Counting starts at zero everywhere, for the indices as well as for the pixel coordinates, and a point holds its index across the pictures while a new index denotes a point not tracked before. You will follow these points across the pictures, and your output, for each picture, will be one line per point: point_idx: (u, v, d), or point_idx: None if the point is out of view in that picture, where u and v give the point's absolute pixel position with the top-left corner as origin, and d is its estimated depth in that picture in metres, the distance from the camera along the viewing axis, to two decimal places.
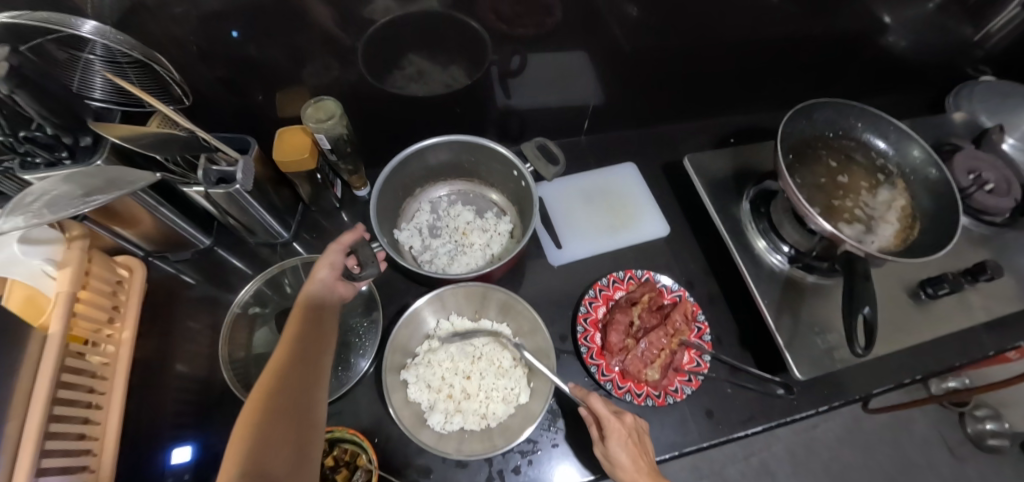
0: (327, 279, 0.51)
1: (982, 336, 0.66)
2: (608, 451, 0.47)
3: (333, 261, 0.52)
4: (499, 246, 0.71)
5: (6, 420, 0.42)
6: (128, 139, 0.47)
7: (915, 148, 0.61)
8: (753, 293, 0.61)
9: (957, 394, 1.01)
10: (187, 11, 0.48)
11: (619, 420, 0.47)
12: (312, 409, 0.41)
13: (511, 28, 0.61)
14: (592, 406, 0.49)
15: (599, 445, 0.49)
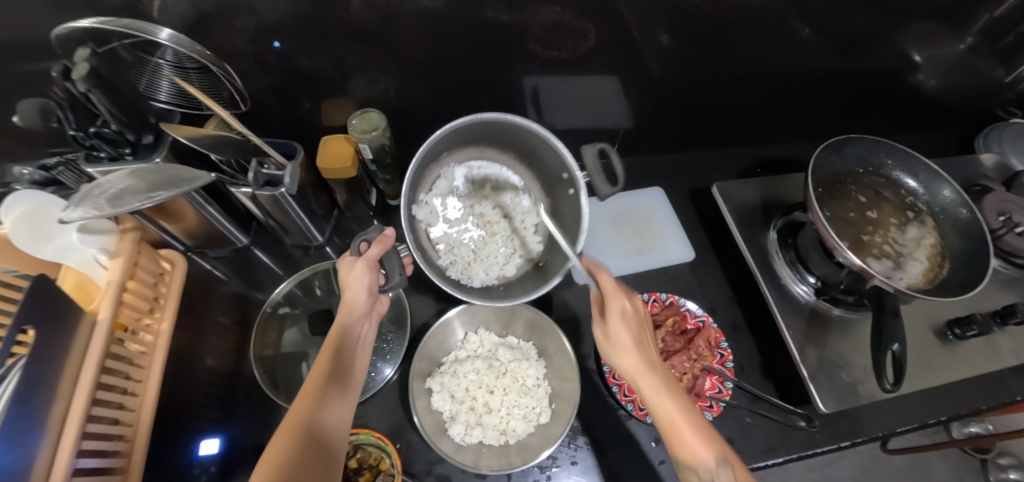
0: (357, 303, 0.52)
1: (1011, 381, 0.65)
2: (611, 329, 0.47)
3: (364, 282, 0.52)
4: (523, 243, 0.66)
5: (54, 402, 0.43)
6: (190, 140, 0.50)
7: (946, 188, 0.61)
8: (778, 323, 0.61)
9: (981, 440, 0.99)
10: (250, 22, 0.51)
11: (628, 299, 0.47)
12: (336, 443, 0.45)
13: (548, 51, 0.64)
14: (601, 281, 0.49)
15: (598, 323, 0.49)
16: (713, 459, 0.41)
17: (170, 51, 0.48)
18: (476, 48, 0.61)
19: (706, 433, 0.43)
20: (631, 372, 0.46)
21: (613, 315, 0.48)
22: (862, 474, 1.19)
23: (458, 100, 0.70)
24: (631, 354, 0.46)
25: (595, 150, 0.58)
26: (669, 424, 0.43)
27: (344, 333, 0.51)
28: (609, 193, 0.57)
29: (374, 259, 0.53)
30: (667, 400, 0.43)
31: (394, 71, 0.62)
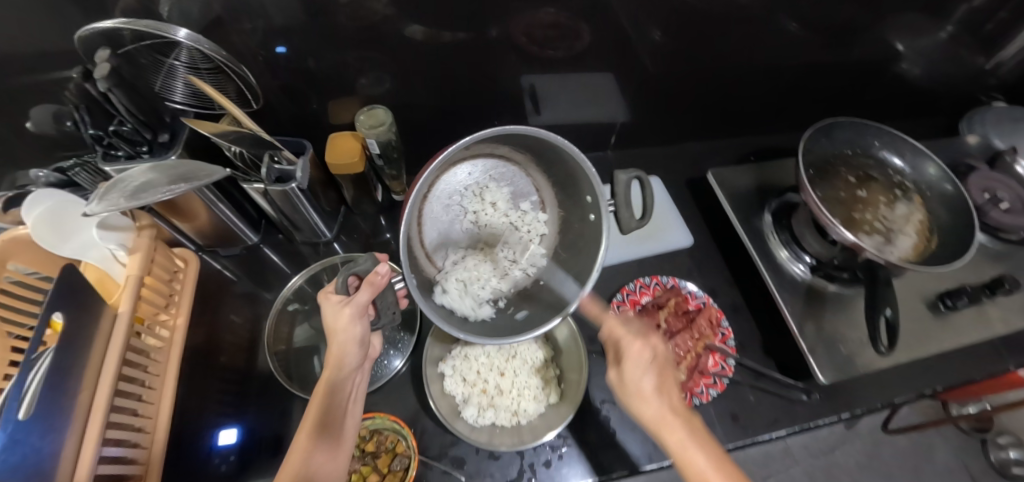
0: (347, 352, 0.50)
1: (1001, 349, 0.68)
2: (629, 378, 0.45)
3: (353, 333, 0.50)
4: (523, 257, 0.65)
5: (81, 390, 0.44)
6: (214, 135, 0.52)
7: (930, 165, 0.64)
8: (776, 300, 0.63)
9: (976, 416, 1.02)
10: (261, 25, 0.54)
11: (648, 343, 0.46)
12: None
13: (547, 50, 0.67)
14: (613, 330, 0.47)
15: (613, 369, 0.47)
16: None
17: (186, 52, 0.50)
18: (475, 48, 0.64)
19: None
20: (654, 423, 0.44)
21: (632, 361, 0.46)
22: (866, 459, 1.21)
23: (459, 98, 0.72)
24: (653, 404, 0.44)
25: (628, 179, 0.61)
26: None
27: (333, 378, 0.50)
28: (634, 226, 0.62)
29: (364, 303, 0.50)
30: (694, 452, 0.42)
31: (397, 70, 0.64)
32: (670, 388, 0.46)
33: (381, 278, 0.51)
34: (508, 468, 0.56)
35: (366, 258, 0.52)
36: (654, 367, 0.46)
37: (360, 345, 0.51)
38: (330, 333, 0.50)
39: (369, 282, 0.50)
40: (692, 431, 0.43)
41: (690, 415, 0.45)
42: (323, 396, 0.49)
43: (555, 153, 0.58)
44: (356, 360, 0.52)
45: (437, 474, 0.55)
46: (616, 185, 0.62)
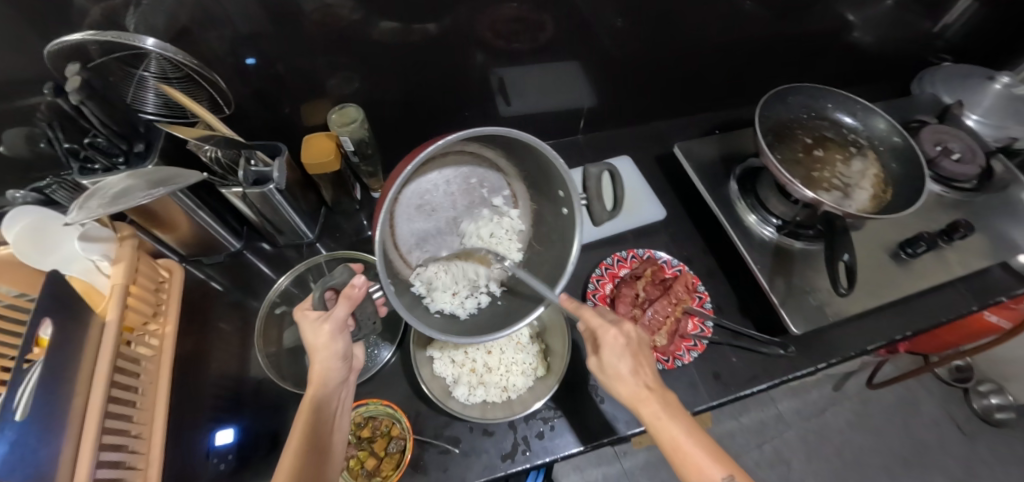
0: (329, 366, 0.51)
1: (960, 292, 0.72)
2: (607, 363, 0.50)
3: (333, 347, 0.51)
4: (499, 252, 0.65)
5: (74, 396, 0.45)
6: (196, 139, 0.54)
7: (880, 121, 0.68)
8: (747, 261, 0.66)
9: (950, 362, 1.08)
10: (228, 31, 0.55)
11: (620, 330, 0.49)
12: None
13: (511, 42, 0.69)
14: (585, 319, 0.51)
15: (593, 357, 0.51)
16: (721, 479, 0.45)
17: (155, 62, 0.50)
18: (441, 44, 0.66)
19: (713, 452, 0.46)
20: (632, 399, 0.49)
21: (607, 348, 0.50)
22: (855, 418, 1.26)
23: (430, 93, 0.74)
24: (630, 385, 0.49)
25: (597, 173, 0.67)
26: (674, 447, 0.46)
27: (318, 396, 0.50)
28: (605, 217, 0.66)
29: (343, 318, 0.51)
30: (669, 423, 0.47)
31: (367, 70, 0.66)
32: (647, 365, 0.50)
33: (359, 290, 0.51)
34: (503, 441, 0.58)
35: (342, 272, 0.53)
36: (631, 350, 0.50)
37: (343, 361, 0.52)
38: (310, 351, 0.50)
39: (345, 295, 0.51)
40: (668, 406, 0.48)
41: (666, 393, 0.50)
42: (306, 415, 0.48)
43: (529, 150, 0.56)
44: (339, 376, 0.52)
45: (437, 453, 0.57)
46: (588, 179, 0.68)
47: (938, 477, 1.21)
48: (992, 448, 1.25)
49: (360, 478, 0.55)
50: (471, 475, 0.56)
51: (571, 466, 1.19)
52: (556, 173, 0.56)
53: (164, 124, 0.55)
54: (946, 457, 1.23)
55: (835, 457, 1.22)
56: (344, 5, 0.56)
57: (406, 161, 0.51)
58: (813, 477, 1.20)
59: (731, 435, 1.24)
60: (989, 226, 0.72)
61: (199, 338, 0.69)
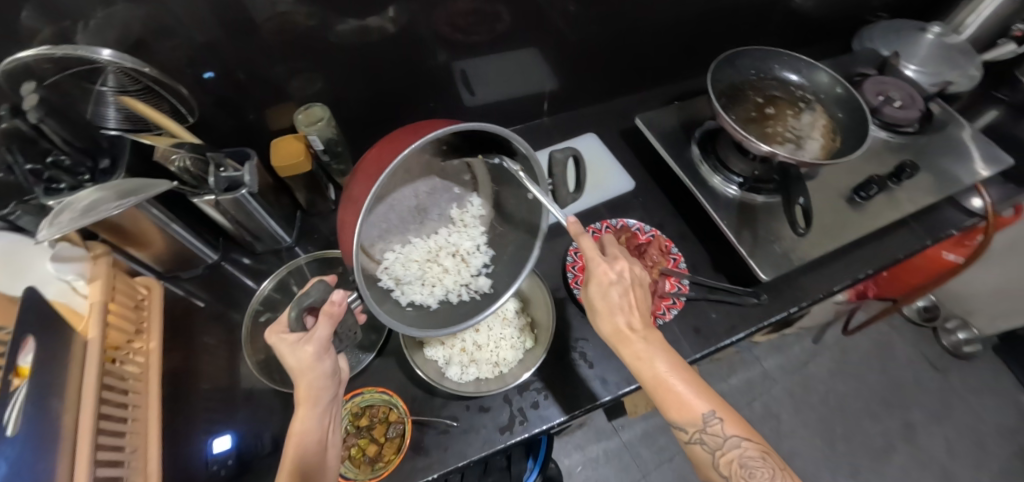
0: (317, 386, 0.48)
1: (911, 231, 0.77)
2: (595, 296, 0.51)
3: (320, 368, 0.48)
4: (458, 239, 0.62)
5: (64, 413, 0.45)
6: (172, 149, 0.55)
7: (823, 75, 0.73)
8: (714, 219, 0.69)
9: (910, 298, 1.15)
10: (184, 41, 0.55)
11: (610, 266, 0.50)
12: None
13: (468, 35, 0.71)
14: (580, 245, 0.50)
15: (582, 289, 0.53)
16: (704, 415, 0.46)
17: (113, 75, 0.50)
18: (399, 40, 0.67)
19: (698, 388, 0.47)
20: (615, 336, 0.50)
21: (595, 280, 0.51)
22: (836, 367, 1.33)
23: (395, 90, 0.75)
24: (615, 322, 0.50)
25: (564, 158, 0.59)
26: (658, 384, 0.48)
27: (308, 416, 0.47)
28: (570, 199, 0.60)
29: (325, 337, 0.48)
30: (652, 361, 0.48)
31: (328, 71, 0.66)
32: (636, 302, 0.51)
33: (338, 306, 0.48)
34: (499, 414, 0.59)
35: (318, 289, 0.48)
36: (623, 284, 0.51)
37: (330, 381, 0.49)
38: (294, 376, 0.47)
39: (325, 313, 0.48)
40: (652, 341, 0.49)
41: (653, 330, 0.50)
42: (296, 443, 0.46)
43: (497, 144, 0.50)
44: (327, 398, 0.49)
45: (436, 433, 0.58)
46: (554, 166, 0.60)
47: (917, 412, 1.28)
48: (964, 380, 1.33)
49: (363, 465, 0.56)
50: (471, 451, 0.57)
51: (572, 444, 1.22)
52: (525, 161, 0.52)
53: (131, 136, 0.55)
54: (922, 393, 1.30)
55: (820, 405, 1.28)
56: (299, 11, 0.57)
57: (371, 166, 0.44)
58: (803, 426, 1.25)
59: (723, 397, 1.28)
60: (933, 165, 0.78)
61: (185, 353, 0.68)
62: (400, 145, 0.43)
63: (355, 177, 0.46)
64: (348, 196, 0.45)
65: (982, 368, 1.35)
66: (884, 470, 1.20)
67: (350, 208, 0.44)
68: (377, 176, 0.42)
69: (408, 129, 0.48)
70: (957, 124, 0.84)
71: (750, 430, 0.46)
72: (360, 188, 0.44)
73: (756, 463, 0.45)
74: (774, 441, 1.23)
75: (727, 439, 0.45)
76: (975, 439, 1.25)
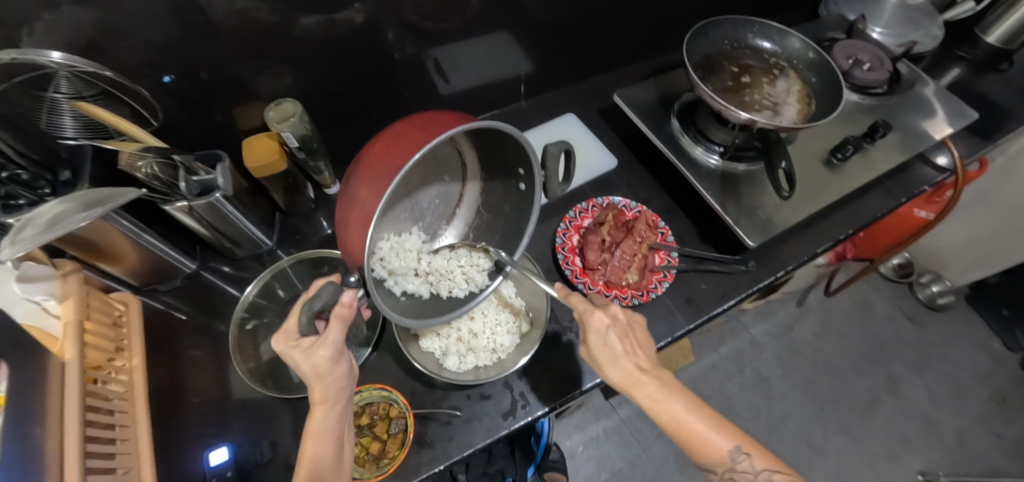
0: (337, 383, 0.46)
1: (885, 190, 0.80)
2: (597, 348, 0.51)
3: (336, 370, 0.46)
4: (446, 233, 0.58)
5: (46, 440, 0.43)
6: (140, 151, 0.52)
7: (794, 41, 0.73)
8: (698, 190, 0.70)
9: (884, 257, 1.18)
10: (138, 43, 0.51)
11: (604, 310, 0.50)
12: None
13: (438, 22, 0.69)
14: (571, 306, 0.52)
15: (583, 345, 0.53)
16: (731, 453, 0.46)
17: (66, 80, 0.49)
18: (368, 30, 0.65)
19: (719, 425, 0.48)
20: (628, 382, 0.49)
21: (594, 329, 0.51)
22: (821, 328, 1.37)
23: (367, 83, 0.73)
24: (624, 369, 0.50)
25: (559, 154, 0.51)
26: (677, 426, 0.48)
27: (324, 414, 0.46)
28: (559, 191, 0.55)
29: (339, 340, 0.45)
30: (669, 404, 0.48)
31: (296, 66, 0.64)
32: (639, 346, 0.51)
33: (348, 309, 0.45)
34: (501, 401, 0.60)
35: (329, 292, 0.43)
36: (625, 333, 0.51)
37: (347, 382, 0.47)
38: (310, 380, 0.45)
39: (336, 316, 0.44)
40: (666, 384, 0.49)
41: (662, 371, 0.51)
42: (311, 444, 0.45)
43: (496, 138, 0.46)
44: (344, 398, 0.48)
45: (439, 425, 0.58)
46: (546, 159, 0.53)
47: (898, 365, 1.33)
48: (940, 331, 1.39)
49: (367, 463, 0.56)
50: (476, 440, 0.57)
51: (572, 426, 1.23)
52: (520, 154, 0.48)
53: (93, 143, 0.53)
54: (901, 346, 1.36)
55: (808, 366, 1.32)
56: (260, 6, 0.54)
57: (376, 165, 0.41)
58: (792, 388, 1.29)
59: (715, 367, 1.31)
60: (903, 123, 0.80)
61: (171, 368, 0.66)
62: (409, 144, 0.40)
63: (355, 176, 0.42)
64: (350, 196, 0.42)
65: (957, 318, 1.41)
66: (871, 422, 1.25)
67: (356, 212, 0.40)
68: (386, 178, 0.39)
69: (412, 123, 0.44)
70: (922, 83, 0.86)
71: (778, 460, 0.46)
72: (367, 189, 0.40)
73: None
74: (766, 405, 1.27)
75: (758, 475, 0.45)
76: (954, 385, 1.31)
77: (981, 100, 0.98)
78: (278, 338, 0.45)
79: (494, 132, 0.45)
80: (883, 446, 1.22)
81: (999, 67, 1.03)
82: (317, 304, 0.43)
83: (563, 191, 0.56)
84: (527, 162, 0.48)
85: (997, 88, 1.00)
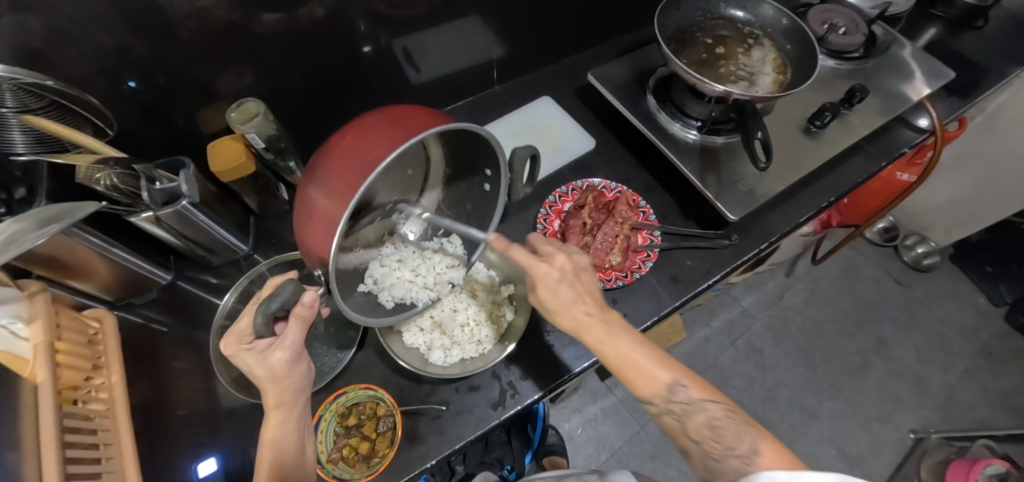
0: (297, 385, 0.46)
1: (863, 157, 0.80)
2: (547, 297, 0.49)
3: (293, 375, 0.45)
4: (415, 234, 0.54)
5: (24, 464, 0.42)
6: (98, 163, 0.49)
7: (767, 8, 0.72)
8: (677, 166, 0.69)
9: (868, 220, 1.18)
10: (88, 50, 0.49)
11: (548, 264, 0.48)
12: None
13: (403, 10, 0.67)
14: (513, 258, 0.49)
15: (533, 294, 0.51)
16: (669, 383, 0.46)
17: (10, 94, 0.45)
18: (331, 22, 0.62)
19: (662, 359, 0.48)
20: (576, 328, 0.49)
21: (540, 281, 0.49)
22: (810, 296, 1.39)
23: (335, 77, 0.71)
24: (572, 314, 0.49)
25: (527, 160, 0.50)
26: (623, 364, 0.48)
27: (279, 418, 0.45)
28: (524, 193, 0.54)
29: (297, 342, 0.44)
30: (614, 341, 0.48)
31: (258, 64, 0.62)
32: (588, 291, 0.50)
33: (307, 310, 0.44)
34: (490, 391, 0.59)
35: (289, 291, 0.43)
36: (574, 279, 0.50)
37: (304, 386, 0.47)
38: (267, 384, 0.44)
39: (294, 316, 0.43)
40: (613, 325, 0.49)
41: (611, 313, 0.50)
42: (269, 448, 0.44)
43: (468, 140, 0.43)
44: (302, 402, 0.47)
45: (430, 419, 0.57)
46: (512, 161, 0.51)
47: (887, 327, 1.35)
48: (928, 291, 1.41)
49: (358, 463, 0.55)
50: (468, 431, 0.57)
51: (570, 409, 1.24)
52: (489, 156, 0.46)
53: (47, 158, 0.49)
54: (890, 308, 1.38)
55: (799, 334, 1.34)
56: (218, 4, 0.52)
57: (343, 161, 0.36)
58: (784, 356, 1.31)
59: (707, 341, 1.32)
60: (881, 87, 0.79)
61: (154, 381, 0.65)
62: (383, 141, 0.36)
63: (318, 168, 0.37)
64: (311, 191, 0.37)
65: (943, 278, 1.43)
66: (863, 384, 1.27)
67: (319, 213, 0.36)
68: (356, 177, 0.35)
69: (384, 115, 0.39)
70: (898, 45, 0.86)
71: (714, 391, 0.46)
72: (331, 186, 0.36)
73: (722, 421, 0.44)
74: (759, 375, 1.28)
75: (693, 404, 0.45)
76: (942, 343, 1.34)
77: (958, 58, 0.98)
78: (229, 341, 0.45)
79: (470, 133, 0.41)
80: (875, 406, 1.25)
81: (975, 25, 1.02)
82: (274, 304, 0.42)
83: (528, 193, 0.54)
84: (493, 159, 0.45)
85: (973, 47, 0.99)
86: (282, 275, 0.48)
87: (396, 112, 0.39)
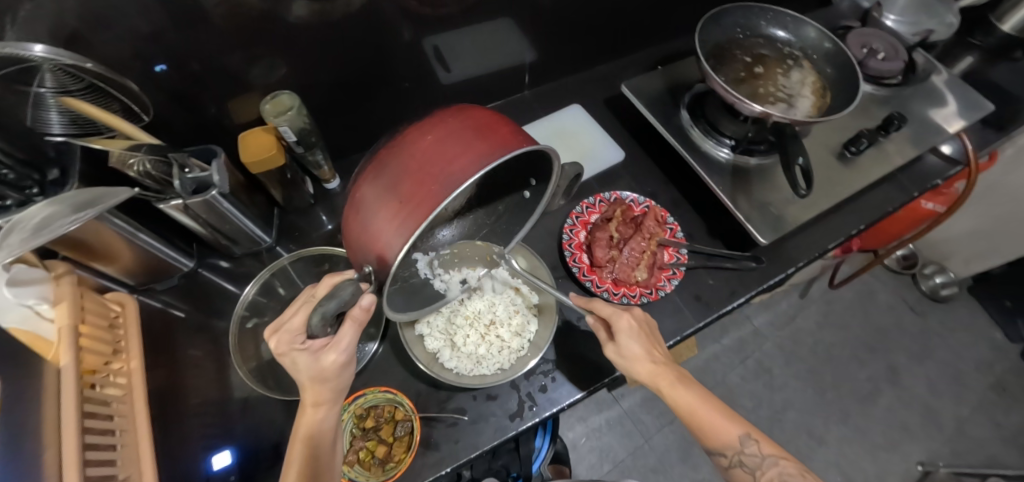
0: (342, 384, 0.48)
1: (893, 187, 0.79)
2: (623, 346, 0.54)
3: (340, 383, 0.47)
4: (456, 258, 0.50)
5: (42, 450, 0.41)
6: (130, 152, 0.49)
7: (810, 30, 0.71)
8: (709, 185, 0.68)
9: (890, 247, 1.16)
10: (122, 35, 0.48)
11: (632, 312, 0.55)
12: None
13: (437, 9, 0.66)
14: (599, 310, 0.56)
15: (610, 345, 0.56)
16: (738, 437, 0.50)
17: (51, 74, 0.43)
18: (366, 17, 0.62)
19: (729, 415, 0.52)
20: (652, 377, 0.53)
21: (622, 330, 0.54)
22: (823, 319, 1.37)
23: (367, 72, 0.70)
24: (646, 364, 0.53)
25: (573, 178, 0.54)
26: (692, 413, 0.52)
27: (314, 420, 0.47)
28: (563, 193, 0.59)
29: (349, 345, 0.46)
30: (683, 392, 0.52)
31: (292, 55, 0.61)
32: (658, 350, 0.55)
33: (362, 313, 0.43)
34: (508, 401, 0.59)
35: (349, 293, 0.40)
36: (642, 336, 0.55)
37: (345, 385, 0.49)
38: (311, 384, 0.46)
39: (351, 319, 0.44)
40: (687, 379, 0.53)
41: (675, 366, 0.55)
42: (304, 442, 0.47)
43: (525, 159, 0.42)
44: (339, 401, 0.49)
45: (445, 427, 0.57)
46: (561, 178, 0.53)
47: (900, 356, 1.33)
48: (944, 322, 1.39)
49: (374, 467, 0.56)
50: (483, 441, 0.57)
51: (575, 417, 1.23)
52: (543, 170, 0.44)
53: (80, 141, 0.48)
54: (903, 337, 1.36)
55: (809, 357, 1.32)
56: None
57: (422, 167, 0.34)
58: (794, 378, 1.29)
59: (717, 358, 1.31)
60: (916, 115, 0.78)
61: (170, 369, 0.64)
62: (467, 153, 0.34)
63: (390, 169, 0.36)
64: (380, 191, 0.36)
65: (960, 309, 1.41)
66: (872, 412, 1.26)
67: (389, 217, 0.34)
68: (435, 189, 0.33)
69: (464, 119, 0.38)
70: (936, 73, 0.84)
71: (783, 450, 0.49)
72: (406, 191, 0.34)
73: (794, 478, 0.47)
74: (768, 396, 1.27)
75: (764, 459, 0.49)
76: (955, 375, 1.32)
77: (994, 89, 0.96)
78: (281, 339, 0.45)
79: (536, 154, 0.40)
80: (883, 435, 1.23)
81: (1014, 56, 1.00)
82: (333, 305, 0.41)
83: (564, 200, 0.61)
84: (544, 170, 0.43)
85: (1011, 79, 0.97)
86: (339, 273, 0.46)
87: (480, 117, 0.38)
